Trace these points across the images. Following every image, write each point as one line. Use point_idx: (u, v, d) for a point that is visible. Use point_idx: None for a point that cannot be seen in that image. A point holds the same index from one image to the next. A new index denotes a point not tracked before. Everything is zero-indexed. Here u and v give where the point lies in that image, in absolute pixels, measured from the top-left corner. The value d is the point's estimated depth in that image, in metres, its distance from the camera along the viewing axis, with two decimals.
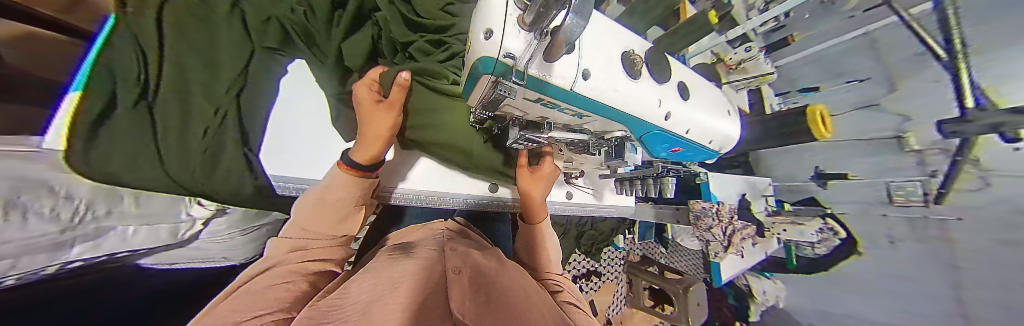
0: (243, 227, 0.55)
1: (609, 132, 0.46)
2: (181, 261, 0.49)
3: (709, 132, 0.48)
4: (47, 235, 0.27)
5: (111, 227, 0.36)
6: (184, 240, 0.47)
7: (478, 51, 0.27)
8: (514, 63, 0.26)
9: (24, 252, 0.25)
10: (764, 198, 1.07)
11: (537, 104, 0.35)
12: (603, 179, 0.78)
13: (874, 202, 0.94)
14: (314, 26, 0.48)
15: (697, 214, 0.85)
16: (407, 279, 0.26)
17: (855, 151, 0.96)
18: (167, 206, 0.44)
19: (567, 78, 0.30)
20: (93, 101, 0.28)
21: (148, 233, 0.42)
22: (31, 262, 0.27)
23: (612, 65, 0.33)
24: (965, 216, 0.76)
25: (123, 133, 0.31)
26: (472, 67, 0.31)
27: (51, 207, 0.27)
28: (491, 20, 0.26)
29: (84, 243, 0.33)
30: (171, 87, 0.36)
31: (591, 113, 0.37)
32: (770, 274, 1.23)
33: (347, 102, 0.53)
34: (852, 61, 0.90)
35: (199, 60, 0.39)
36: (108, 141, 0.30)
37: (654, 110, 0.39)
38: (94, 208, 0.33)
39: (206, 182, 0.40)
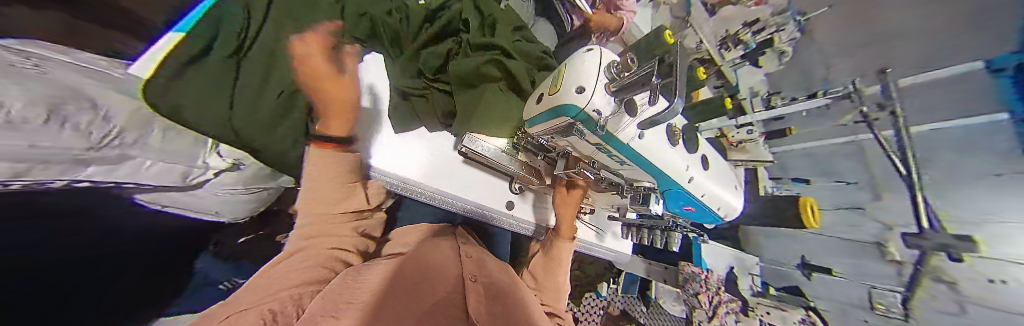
0: (247, 185, 0.56)
1: (640, 181, 0.53)
2: (170, 205, 0.50)
3: (719, 199, 0.52)
4: (68, 149, 0.31)
5: (134, 157, 0.39)
6: (189, 185, 0.49)
7: (565, 99, 0.33)
8: (598, 117, 0.32)
9: (38, 160, 0.28)
10: (750, 275, 1.15)
11: (595, 147, 0.42)
12: (609, 220, 0.80)
13: (855, 305, 0.95)
14: (405, 30, 0.56)
15: (686, 276, 0.87)
16: (383, 282, 0.28)
17: (834, 249, 1.00)
18: (188, 147, 0.46)
19: (628, 135, 0.37)
20: (192, 44, 0.34)
21: (162, 170, 0.44)
22: (41, 171, 0.29)
23: (659, 132, 0.41)
24: None
25: (216, 76, 0.36)
26: (552, 108, 0.36)
27: (84, 121, 0.32)
28: (585, 80, 0.31)
29: (102, 165, 0.36)
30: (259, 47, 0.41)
31: (633, 163, 0.43)
32: None
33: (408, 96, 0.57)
34: (845, 166, 0.92)
35: (293, 32, 0.45)
36: (200, 80, 0.35)
37: (682, 171, 0.44)
38: (124, 135, 0.37)
39: (261, 135, 0.42)
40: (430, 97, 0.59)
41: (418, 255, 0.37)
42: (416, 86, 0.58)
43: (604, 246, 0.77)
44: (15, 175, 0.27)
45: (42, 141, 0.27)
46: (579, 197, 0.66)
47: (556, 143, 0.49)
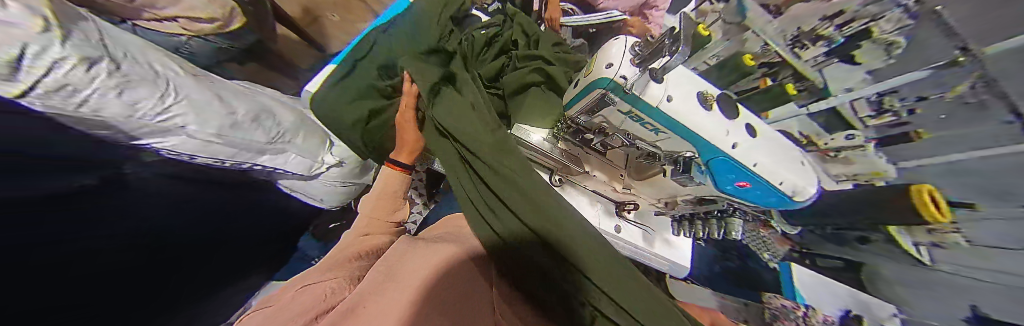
0: (343, 181, 0.74)
1: (677, 152, 0.45)
2: (296, 190, 0.71)
3: (785, 169, 0.38)
4: (253, 142, 0.53)
5: (286, 151, 0.60)
6: (310, 175, 0.67)
7: (598, 74, 0.40)
8: (625, 82, 0.36)
9: (239, 147, 0.52)
10: None
11: (627, 117, 0.42)
12: (655, 215, 0.70)
13: None
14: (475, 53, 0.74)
15: (774, 313, 0.72)
16: (397, 302, 0.34)
17: None
18: (315, 147, 0.64)
19: (656, 97, 0.36)
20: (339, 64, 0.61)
21: (298, 162, 0.63)
22: (241, 154, 0.53)
23: (690, 98, 0.38)
24: None
25: (355, 87, 0.61)
26: (589, 84, 0.43)
27: (266, 127, 0.55)
28: (611, 57, 0.38)
29: (270, 155, 0.58)
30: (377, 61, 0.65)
31: (668, 129, 0.40)
32: None
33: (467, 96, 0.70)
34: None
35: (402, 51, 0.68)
36: (346, 88, 0.61)
37: (720, 135, 0.38)
38: (286, 137, 0.59)
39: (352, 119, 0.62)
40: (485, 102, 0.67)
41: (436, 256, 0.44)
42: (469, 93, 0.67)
43: (653, 252, 0.65)
44: (229, 156, 0.51)
45: (244, 138, 0.51)
46: (620, 186, 0.62)
47: (597, 123, 0.50)
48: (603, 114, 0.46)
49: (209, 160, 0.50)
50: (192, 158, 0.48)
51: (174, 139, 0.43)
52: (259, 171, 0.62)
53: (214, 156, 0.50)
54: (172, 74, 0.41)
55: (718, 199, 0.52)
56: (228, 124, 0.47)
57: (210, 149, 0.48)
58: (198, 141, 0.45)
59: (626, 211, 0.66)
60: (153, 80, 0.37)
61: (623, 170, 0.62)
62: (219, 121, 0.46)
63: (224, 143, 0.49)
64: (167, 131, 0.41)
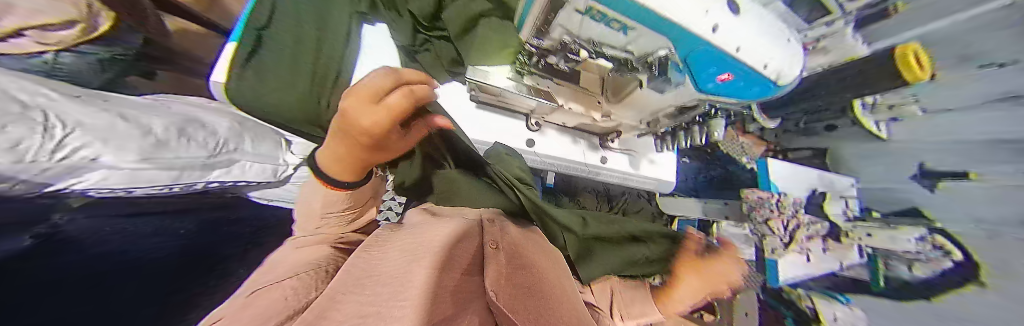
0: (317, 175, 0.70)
1: (651, 53, 0.40)
2: (273, 199, 0.68)
3: (762, 49, 0.35)
4: (196, 158, 0.45)
5: (239, 160, 0.53)
6: (277, 180, 0.62)
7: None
8: None
9: (182, 167, 0.43)
10: (842, 199, 1.03)
11: (586, 17, 0.34)
12: (639, 139, 0.73)
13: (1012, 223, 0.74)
14: None
15: (752, 205, 0.80)
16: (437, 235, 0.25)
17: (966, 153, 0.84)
18: (271, 150, 0.60)
19: None
20: (240, 49, 0.42)
21: (259, 169, 0.57)
22: (190, 175, 0.45)
23: None
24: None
25: (280, 64, 0.45)
26: None
27: (200, 138, 0.46)
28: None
29: (223, 169, 0.51)
30: (285, 35, 0.47)
31: (639, 25, 0.33)
32: (845, 298, 1.00)
33: (412, 53, 0.61)
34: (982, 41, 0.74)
35: (311, 18, 0.51)
36: (269, 69, 0.43)
37: (698, 18, 0.30)
38: (228, 144, 0.51)
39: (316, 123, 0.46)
40: (432, 49, 0.61)
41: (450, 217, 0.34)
42: (415, 41, 0.61)
43: (638, 174, 0.72)
44: (174, 181, 0.43)
45: (181, 156, 0.43)
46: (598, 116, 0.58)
47: (556, 40, 0.43)
48: (554, 21, 0.38)
49: (152, 189, 0.42)
50: (130, 193, 0.40)
51: (96, 175, 0.34)
52: (217, 190, 0.54)
53: (159, 185, 0.42)
54: (36, 93, 0.30)
55: (699, 104, 0.50)
56: (152, 144, 0.38)
57: (145, 177, 0.39)
58: (126, 172, 0.36)
59: (609, 141, 0.70)
60: (26, 114, 0.26)
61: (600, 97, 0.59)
62: (138, 143, 0.37)
63: (163, 168, 0.40)
64: (80, 167, 0.32)
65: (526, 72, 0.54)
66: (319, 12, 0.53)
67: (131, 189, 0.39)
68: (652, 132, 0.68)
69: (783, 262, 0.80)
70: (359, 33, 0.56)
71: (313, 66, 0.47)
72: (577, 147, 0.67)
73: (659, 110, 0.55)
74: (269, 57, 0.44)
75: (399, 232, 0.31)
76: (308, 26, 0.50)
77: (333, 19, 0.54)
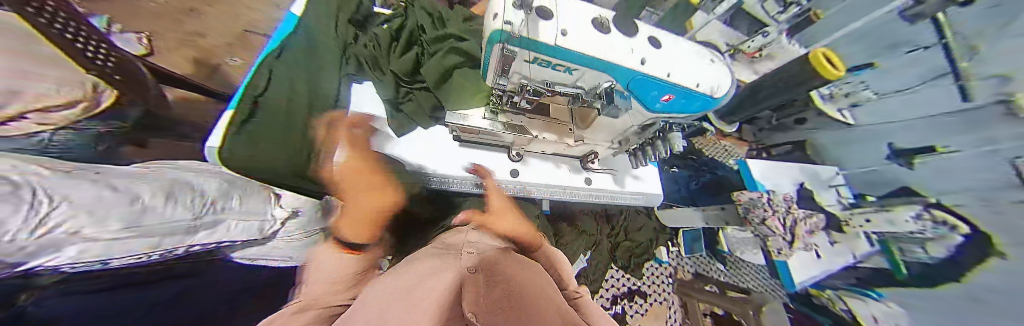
0: (308, 229, 0.63)
1: (598, 86, 0.43)
2: (258, 258, 0.59)
3: (692, 72, 0.39)
4: (180, 221, 0.40)
5: (225, 220, 0.46)
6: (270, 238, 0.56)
7: (490, 28, 0.35)
8: (512, 29, 0.33)
9: (165, 234, 0.38)
10: (834, 188, 1.08)
11: (534, 64, 0.39)
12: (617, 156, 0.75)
13: (994, 188, 0.79)
14: (380, 57, 0.73)
15: (745, 207, 0.71)
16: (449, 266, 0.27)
17: (953, 127, 0.86)
18: (261, 204, 0.54)
19: (547, 34, 0.34)
20: (239, 115, 0.55)
21: (247, 227, 0.50)
22: (170, 241, 0.39)
23: (585, 27, 0.36)
24: None
25: (269, 130, 0.58)
26: (486, 42, 0.38)
27: (186, 201, 0.41)
28: (496, 9, 0.35)
29: (207, 231, 0.44)
30: (282, 95, 0.61)
31: (580, 65, 0.37)
32: (878, 294, 0.95)
33: (394, 102, 0.64)
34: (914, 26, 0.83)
35: (303, 78, 0.65)
36: (261, 133, 0.57)
37: (627, 55, 0.37)
38: (217, 204, 0.46)
39: (281, 178, 0.57)
40: (415, 99, 0.66)
41: (439, 254, 0.31)
42: (398, 95, 0.66)
43: (625, 191, 0.71)
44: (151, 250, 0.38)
45: (166, 221, 0.38)
46: (572, 141, 0.57)
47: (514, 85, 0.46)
48: (512, 71, 0.42)
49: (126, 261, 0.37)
50: (104, 265, 0.36)
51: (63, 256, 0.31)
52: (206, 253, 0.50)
53: (132, 254, 0.37)
54: (23, 169, 0.28)
55: (654, 120, 0.50)
56: (149, 211, 0.36)
57: (119, 247, 0.34)
58: (99, 244, 0.31)
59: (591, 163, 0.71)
60: (14, 191, 0.24)
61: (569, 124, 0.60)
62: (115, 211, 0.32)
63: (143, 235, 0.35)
64: (49, 246, 0.27)
65: (501, 109, 0.54)
66: (311, 76, 0.65)
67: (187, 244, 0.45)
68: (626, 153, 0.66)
69: (791, 260, 0.88)
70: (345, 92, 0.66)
71: (298, 132, 0.61)
72: (561, 172, 0.68)
73: (651, 129, 0.52)
74: (262, 122, 0.57)
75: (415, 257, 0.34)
76: (299, 92, 0.63)
77: (323, 79, 0.66)
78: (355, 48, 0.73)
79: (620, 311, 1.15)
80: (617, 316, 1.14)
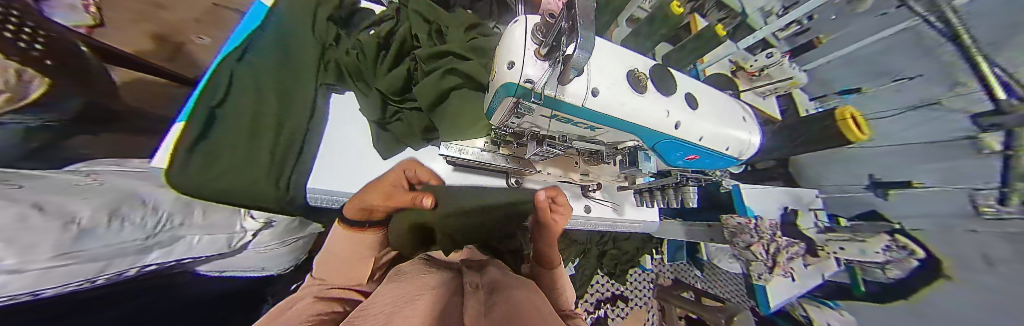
0: (282, 239, 0.62)
1: (621, 142, 0.48)
2: (227, 270, 0.58)
3: (718, 139, 0.46)
4: (132, 241, 0.36)
5: (185, 236, 0.45)
6: (236, 250, 0.54)
7: (502, 79, 0.31)
8: (534, 87, 0.29)
9: (112, 256, 0.34)
10: (811, 211, 1.12)
11: (553, 119, 0.38)
12: (621, 192, 0.81)
13: (953, 217, 0.84)
14: (364, 65, 0.66)
15: (733, 231, 0.74)
16: (428, 294, 0.26)
17: (917, 158, 0.91)
18: (227, 218, 0.54)
19: (579, 96, 0.32)
20: (193, 125, 0.44)
21: (211, 241, 0.49)
22: (118, 264, 0.35)
23: (618, 83, 0.35)
24: (981, 228, 0.78)
25: (234, 145, 0.48)
26: (496, 90, 0.34)
27: (137, 217, 0.38)
28: (513, 53, 0.30)
29: (163, 249, 0.42)
30: (246, 103, 0.52)
31: (602, 124, 0.38)
32: (834, 303, 1.06)
33: (382, 124, 0.64)
34: (942, 68, 0.79)
35: (276, 86, 0.57)
36: (224, 148, 0.47)
37: (663, 120, 0.39)
38: (173, 220, 0.44)
39: (254, 200, 0.48)
40: (404, 119, 0.65)
41: (421, 288, 0.29)
42: (385, 114, 0.64)
43: (625, 220, 0.80)
44: (97, 273, 0.33)
45: (112, 242, 0.33)
46: (576, 176, 0.70)
47: (522, 128, 0.45)
48: (523, 121, 0.39)
49: (64, 289, 0.32)
50: (38, 296, 0.29)
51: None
52: (159, 271, 0.46)
53: (74, 281, 0.31)
54: None
55: (673, 172, 0.63)
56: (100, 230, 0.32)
57: (52, 277, 0.28)
58: (33, 274, 0.25)
59: (591, 191, 0.76)
60: None
61: (577, 159, 0.70)
62: (58, 236, 0.27)
63: (93, 259, 0.32)
64: None
65: (503, 142, 0.58)
66: (284, 85, 0.58)
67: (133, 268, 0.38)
68: (633, 189, 0.76)
69: (769, 285, 0.92)
70: (325, 102, 0.64)
71: (274, 142, 0.52)
72: (559, 199, 0.73)
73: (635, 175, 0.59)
74: (222, 137, 0.48)
75: (393, 289, 0.32)
76: (269, 102, 0.55)
77: (298, 88, 0.60)
78: (337, 53, 0.66)
79: (603, 314, 1.19)
80: (599, 320, 1.19)
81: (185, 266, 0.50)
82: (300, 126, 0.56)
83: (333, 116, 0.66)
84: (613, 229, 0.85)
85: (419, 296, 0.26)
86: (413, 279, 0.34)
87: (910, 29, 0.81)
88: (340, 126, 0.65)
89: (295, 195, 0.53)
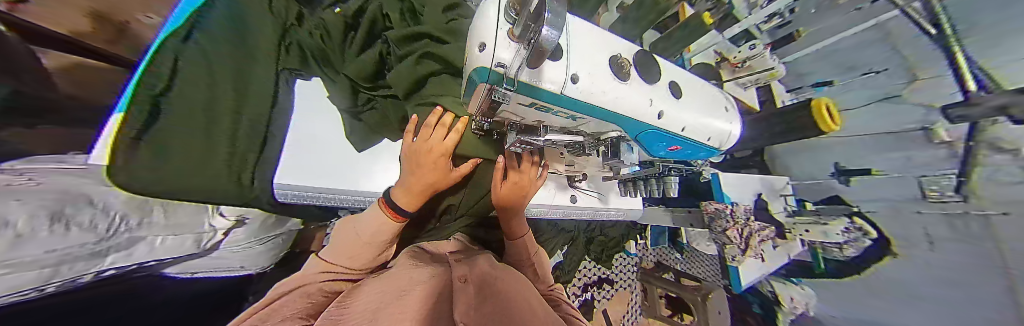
0: (259, 237, 0.60)
1: (604, 133, 0.47)
2: (201, 271, 0.56)
3: (704, 129, 0.47)
4: (82, 246, 0.33)
5: (144, 238, 0.42)
6: (205, 250, 0.52)
7: (474, 62, 0.29)
8: (506, 72, 0.27)
9: (60, 262, 0.30)
10: (783, 197, 1.18)
11: (531, 107, 0.37)
12: (606, 182, 0.82)
13: (905, 200, 0.92)
14: (331, 49, 0.62)
15: (711, 217, 0.79)
16: (416, 296, 0.25)
17: (878, 146, 0.98)
18: (193, 215, 0.51)
19: (557, 82, 0.30)
20: (133, 118, 0.41)
21: (175, 242, 0.47)
22: (69, 270, 0.32)
23: (600, 68, 0.34)
24: (924, 210, 0.87)
25: (187, 138, 0.46)
26: (469, 76, 0.32)
27: (88, 219, 0.34)
28: (484, 34, 0.28)
29: (118, 253, 0.39)
30: (199, 89, 0.48)
31: (583, 114, 0.38)
32: (796, 279, 1.20)
33: (356, 114, 0.61)
34: (924, 58, 0.81)
35: (231, 71, 0.52)
36: (172, 142, 0.45)
37: (645, 110, 0.39)
38: (129, 221, 0.40)
39: (209, 196, 0.46)
40: (377, 108, 0.64)
41: (411, 284, 0.29)
42: (357, 103, 0.62)
43: (610, 208, 0.82)
44: (44, 281, 0.30)
45: (58, 247, 0.30)
46: (562, 167, 0.69)
47: (501, 118, 0.44)
48: (502, 110, 0.38)
49: (9, 300, 0.28)
50: None
51: None
52: (120, 274, 0.42)
53: (20, 291, 0.28)
54: None
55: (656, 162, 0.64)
56: (43, 235, 0.28)
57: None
58: None
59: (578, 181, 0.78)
60: None
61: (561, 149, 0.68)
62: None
63: (39, 266, 0.28)
64: None
65: (482, 131, 0.57)
66: (237, 69, 0.53)
67: (83, 274, 0.35)
68: (618, 178, 0.76)
69: (742, 267, 0.98)
70: (288, 93, 0.58)
71: (230, 136, 0.49)
72: (546, 190, 0.73)
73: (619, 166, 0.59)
74: (171, 129, 0.45)
75: (379, 286, 0.31)
76: (222, 89, 0.51)
77: (257, 79, 0.55)
78: (299, 36, 0.61)
79: (590, 296, 1.26)
80: (586, 302, 1.25)
81: (152, 266, 0.46)
82: (261, 122, 0.52)
83: (298, 112, 0.57)
84: (599, 217, 0.88)
85: (404, 295, 0.25)
86: (400, 275, 0.33)
87: (878, 26, 0.87)
88: (305, 121, 0.57)
89: (260, 193, 0.51)
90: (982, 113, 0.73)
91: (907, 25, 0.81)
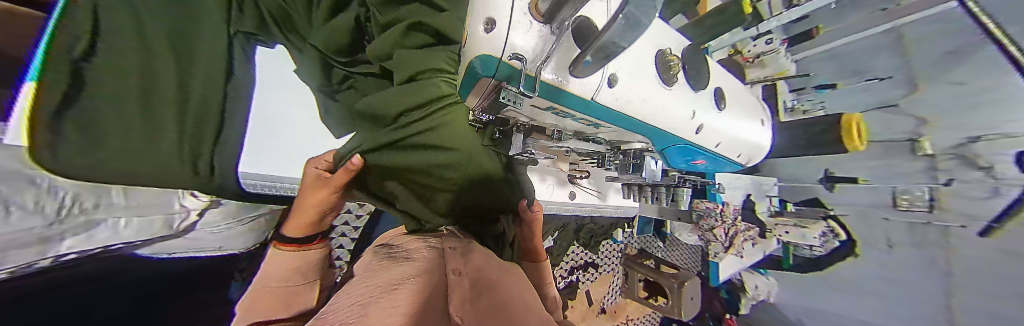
0: (238, 218, 0.58)
1: (629, 143, 0.48)
2: (174, 251, 0.52)
3: (739, 144, 0.48)
4: (29, 230, 0.28)
5: (104, 220, 0.38)
6: (180, 231, 0.49)
7: (477, 48, 0.22)
8: (524, 67, 0.22)
9: (6, 249, 0.26)
10: (767, 198, 1.17)
11: (548, 111, 0.33)
12: (608, 182, 0.83)
13: (878, 207, 1.00)
14: (292, 8, 0.54)
15: (701, 214, 0.76)
16: (407, 289, 0.20)
17: (867, 154, 1.03)
18: (161, 195, 0.46)
19: (590, 85, 0.26)
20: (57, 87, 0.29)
21: (142, 223, 0.44)
22: (19, 256, 0.28)
23: (641, 71, 0.30)
24: (891, 216, 0.97)
25: (123, 116, 0.37)
26: (468, 66, 0.26)
27: (30, 200, 0.28)
28: (495, 8, 0.21)
29: (77, 236, 0.35)
30: (133, 51, 0.38)
31: (605, 123, 0.35)
32: (764, 271, 1.30)
33: (330, 93, 0.63)
34: (962, 69, 0.81)
35: (171, 31, 0.43)
36: (106, 122, 0.35)
37: (685, 124, 0.38)
38: (82, 201, 0.35)
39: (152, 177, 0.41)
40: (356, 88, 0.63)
41: (417, 275, 0.26)
42: (331, 80, 0.62)
43: (609, 205, 0.84)
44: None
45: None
46: (566, 166, 0.76)
47: (507, 116, 0.40)
48: (507, 109, 0.33)
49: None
50: None
51: None
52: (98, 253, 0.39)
53: None
54: None
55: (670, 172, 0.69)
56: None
57: None
58: None
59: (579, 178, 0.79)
60: None
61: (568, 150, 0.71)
62: None
63: None
64: None
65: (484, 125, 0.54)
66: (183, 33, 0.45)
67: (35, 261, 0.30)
68: (622, 181, 0.77)
69: (721, 263, 1.05)
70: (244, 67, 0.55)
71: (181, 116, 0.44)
72: (544, 185, 0.74)
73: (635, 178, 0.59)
74: (101, 106, 0.34)
75: (369, 277, 0.28)
76: (165, 57, 0.41)
77: (203, 48, 0.47)
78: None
79: (574, 278, 1.32)
80: (571, 284, 1.33)
81: (122, 248, 0.42)
82: (213, 105, 0.49)
83: (260, 82, 0.62)
84: (591, 213, 0.87)
85: (395, 286, 0.22)
86: (382, 273, 0.30)
87: (893, 30, 0.90)
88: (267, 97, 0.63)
89: (223, 184, 0.50)
90: (986, 128, 0.79)
91: (945, 26, 0.81)
